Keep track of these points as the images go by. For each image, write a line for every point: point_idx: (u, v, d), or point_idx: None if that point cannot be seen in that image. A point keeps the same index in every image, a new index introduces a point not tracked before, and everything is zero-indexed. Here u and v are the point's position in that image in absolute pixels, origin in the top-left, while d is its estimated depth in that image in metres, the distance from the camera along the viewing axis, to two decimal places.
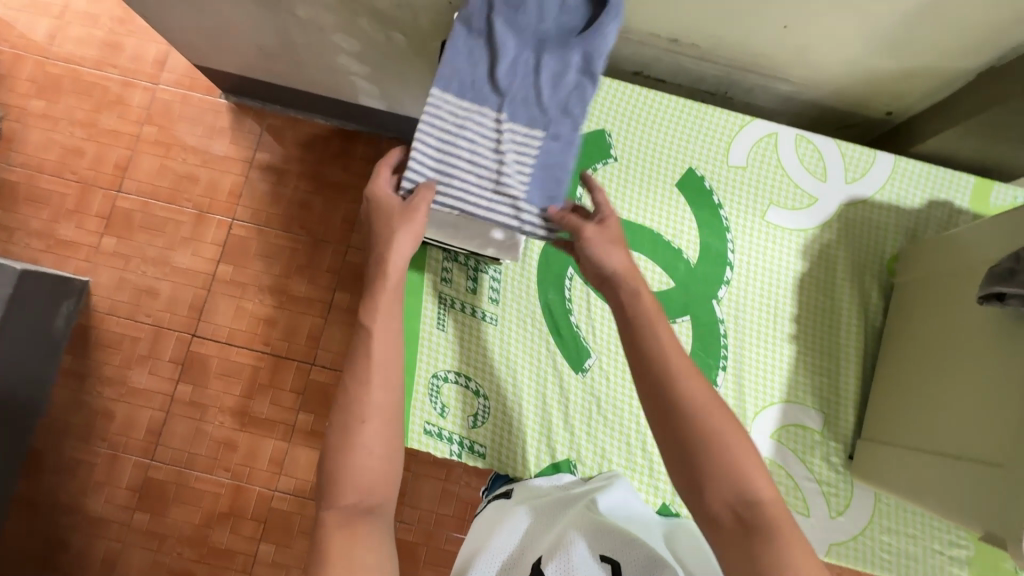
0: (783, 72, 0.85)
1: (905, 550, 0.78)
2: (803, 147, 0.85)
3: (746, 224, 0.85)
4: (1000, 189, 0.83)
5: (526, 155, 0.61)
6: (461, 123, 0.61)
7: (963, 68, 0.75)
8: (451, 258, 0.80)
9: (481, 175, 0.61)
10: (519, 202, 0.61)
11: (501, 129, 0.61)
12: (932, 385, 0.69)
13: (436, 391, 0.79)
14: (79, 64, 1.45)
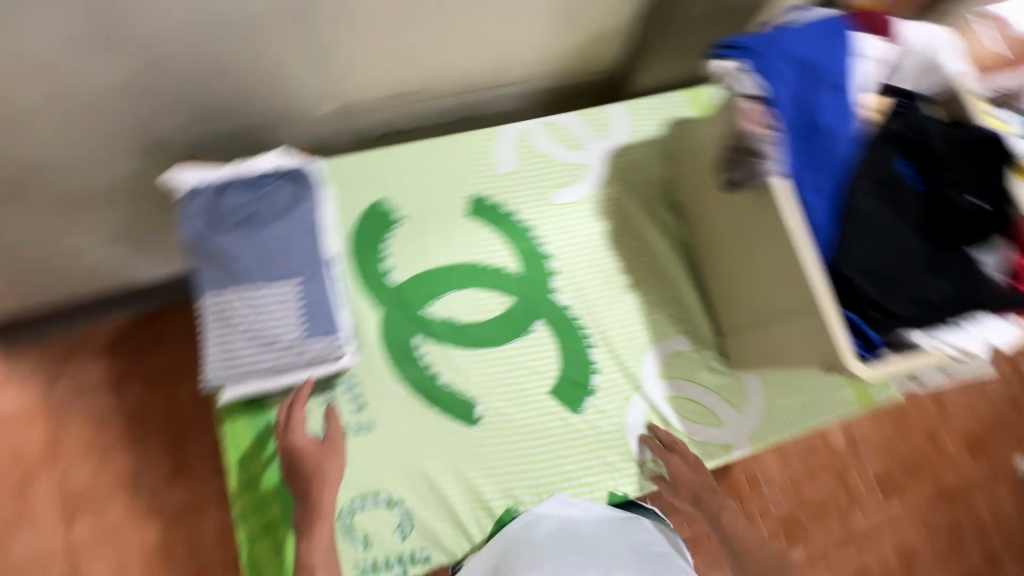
0: (501, 79, 0.92)
1: (803, 403, 0.87)
2: (552, 130, 0.93)
3: (543, 215, 0.90)
4: (707, 91, 0.98)
5: (294, 305, 0.68)
6: (236, 307, 0.67)
7: (626, 18, 0.88)
8: (297, 395, 0.75)
9: (264, 340, 0.67)
10: (304, 345, 0.68)
11: (265, 295, 0.68)
12: (741, 268, 0.79)
13: (351, 527, 0.74)
14: None
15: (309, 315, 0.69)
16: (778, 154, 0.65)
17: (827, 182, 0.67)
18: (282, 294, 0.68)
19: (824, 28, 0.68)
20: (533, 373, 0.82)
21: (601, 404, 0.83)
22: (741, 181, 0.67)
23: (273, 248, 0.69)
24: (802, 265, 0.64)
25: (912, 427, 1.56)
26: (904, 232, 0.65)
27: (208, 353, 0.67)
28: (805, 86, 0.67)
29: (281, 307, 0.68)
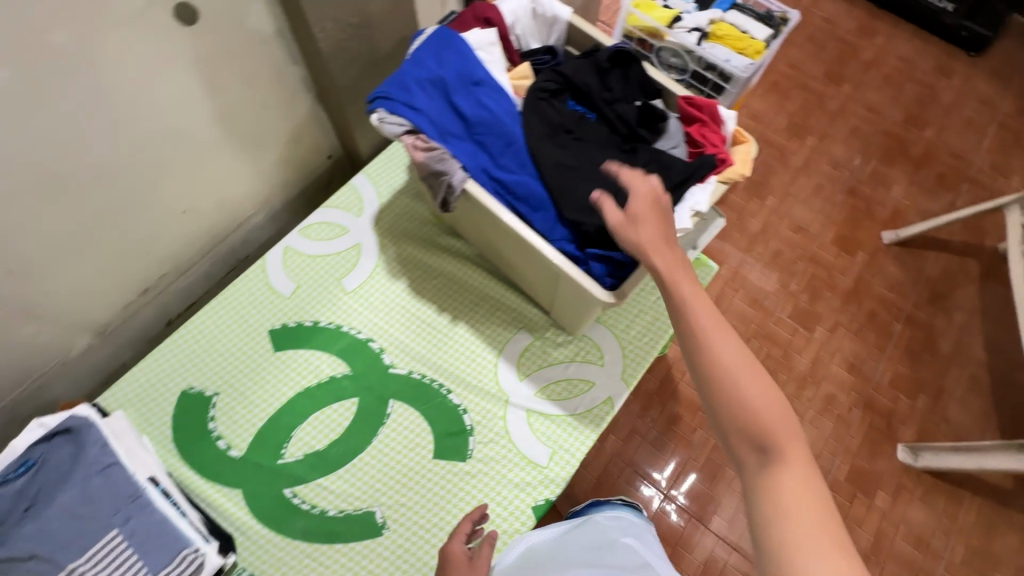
0: (234, 214, 0.94)
1: (648, 323, 0.92)
2: (311, 233, 0.97)
3: (342, 307, 0.92)
4: None
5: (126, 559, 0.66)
6: None
7: (306, 109, 0.92)
8: None
9: None
10: None
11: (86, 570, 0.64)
12: (514, 255, 0.84)
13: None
14: None
15: (145, 552, 0.66)
16: (458, 163, 0.68)
17: (519, 157, 0.72)
18: (106, 556, 0.65)
19: (437, 37, 0.73)
20: (408, 450, 0.83)
21: (482, 436, 0.84)
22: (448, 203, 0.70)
23: (73, 516, 0.66)
24: (524, 236, 0.70)
25: (792, 263, 1.75)
26: (598, 159, 0.72)
27: None
28: (450, 93, 0.71)
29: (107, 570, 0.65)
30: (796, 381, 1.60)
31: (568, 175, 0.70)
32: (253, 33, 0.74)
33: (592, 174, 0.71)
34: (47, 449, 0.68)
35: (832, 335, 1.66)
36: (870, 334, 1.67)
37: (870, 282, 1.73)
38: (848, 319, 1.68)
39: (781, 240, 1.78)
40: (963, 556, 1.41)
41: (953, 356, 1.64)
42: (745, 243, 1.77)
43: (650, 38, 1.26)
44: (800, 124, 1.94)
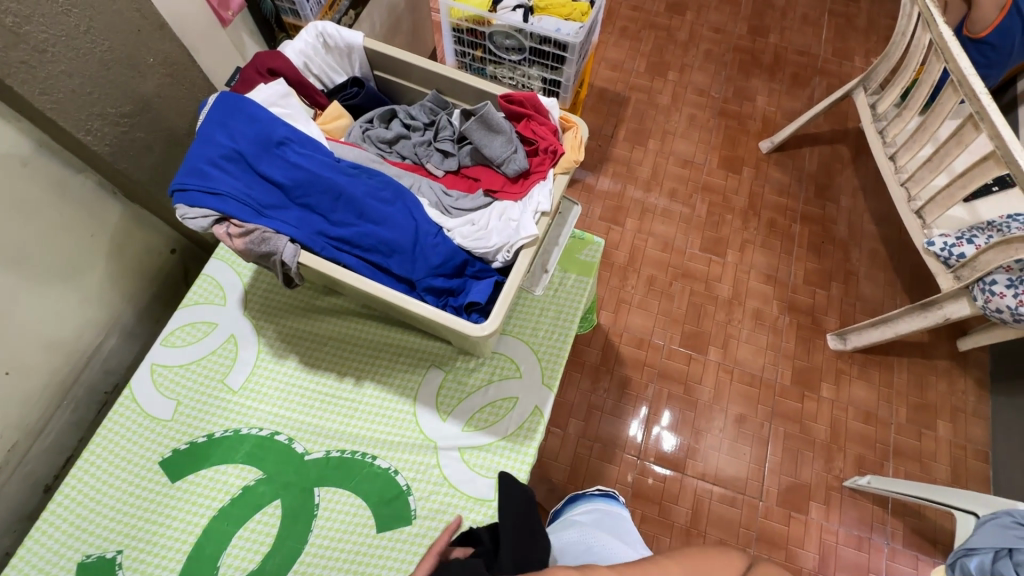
0: (78, 348, 0.84)
1: (552, 320, 0.90)
2: (175, 340, 0.88)
3: (235, 409, 0.84)
4: None
5: None
6: None
7: (117, 211, 0.83)
8: None
9: None
10: None
11: None
12: None
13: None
14: None
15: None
16: (285, 237, 0.62)
17: (352, 208, 0.66)
18: None
19: (218, 105, 0.65)
20: (349, 533, 0.77)
21: (422, 492, 0.80)
22: (289, 278, 0.65)
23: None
24: (382, 295, 0.64)
25: (689, 197, 1.72)
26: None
27: None
28: (253, 163, 0.64)
29: None
30: (723, 307, 1.57)
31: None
32: (9, 158, 0.65)
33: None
34: None
35: (743, 253, 1.64)
36: (776, 242, 1.66)
37: (762, 194, 1.73)
38: (753, 235, 1.67)
39: (673, 179, 1.74)
40: (908, 418, 1.44)
41: (853, 237, 1.67)
42: (640, 187, 1.73)
43: (479, 26, 1.22)
44: (658, 62, 1.92)
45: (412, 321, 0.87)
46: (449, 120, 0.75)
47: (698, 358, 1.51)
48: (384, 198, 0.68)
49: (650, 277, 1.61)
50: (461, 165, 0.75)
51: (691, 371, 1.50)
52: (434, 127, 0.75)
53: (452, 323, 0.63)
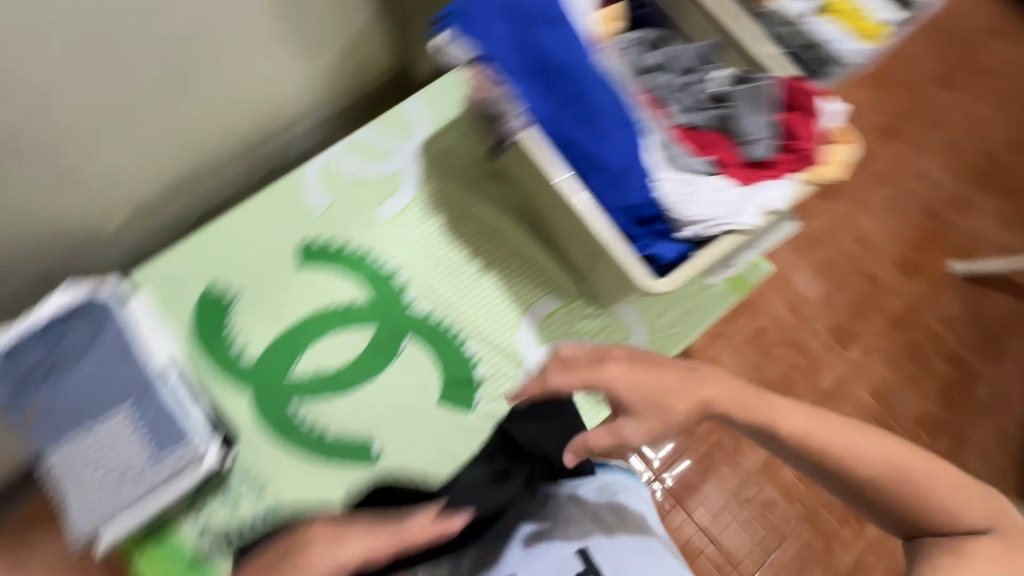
0: (279, 119, 0.92)
1: (688, 313, 0.89)
2: (353, 150, 0.92)
3: (373, 234, 0.90)
4: None
5: (149, 432, 0.75)
6: (96, 449, 0.74)
7: (364, 15, 0.86)
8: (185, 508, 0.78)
9: (132, 468, 0.74)
10: (174, 467, 0.74)
11: (131, 427, 0.74)
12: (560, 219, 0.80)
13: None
14: None
15: (155, 434, 0.75)
16: (522, 107, 0.65)
17: (585, 111, 0.65)
18: (118, 423, 0.74)
19: None
20: (414, 391, 0.83)
21: (492, 392, 0.83)
22: (503, 150, 0.69)
23: (87, 382, 0.75)
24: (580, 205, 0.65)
25: (844, 275, 1.56)
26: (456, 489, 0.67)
27: (81, 506, 0.73)
28: (530, 25, 0.65)
29: (127, 432, 0.74)
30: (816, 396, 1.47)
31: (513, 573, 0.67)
32: None
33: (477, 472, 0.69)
34: (101, 313, 0.76)
35: (867, 358, 1.51)
36: (907, 366, 1.50)
37: (924, 312, 1.54)
38: (888, 346, 1.52)
39: (839, 249, 1.58)
40: None
41: (992, 405, 1.48)
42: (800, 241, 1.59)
43: None
44: (895, 122, 1.70)
45: (560, 244, 0.87)
46: (717, 74, 0.71)
47: None
48: (623, 115, 0.66)
49: (761, 329, 1.51)
50: (700, 122, 0.71)
51: None
52: (694, 73, 0.72)
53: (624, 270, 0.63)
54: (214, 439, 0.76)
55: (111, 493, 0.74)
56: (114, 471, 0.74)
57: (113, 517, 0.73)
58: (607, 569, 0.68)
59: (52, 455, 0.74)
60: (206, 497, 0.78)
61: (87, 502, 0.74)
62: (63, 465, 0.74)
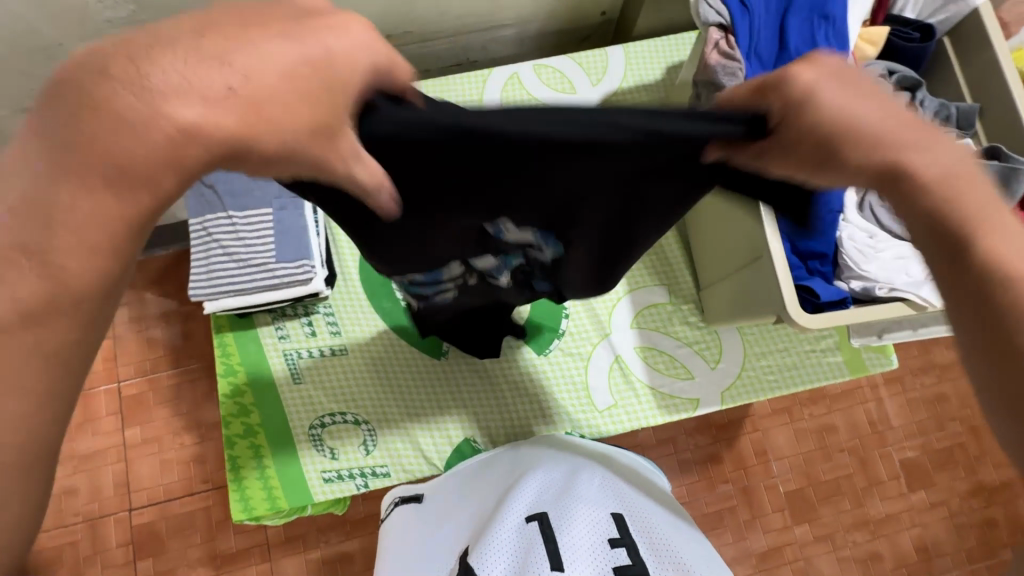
0: (496, 23, 0.96)
1: (784, 364, 0.99)
2: (542, 71, 1.00)
3: None
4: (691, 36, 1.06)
5: (267, 232, 0.86)
6: (223, 225, 0.85)
7: None
8: (277, 316, 0.94)
9: (242, 254, 0.85)
10: (273, 265, 0.84)
11: (258, 220, 0.86)
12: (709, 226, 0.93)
13: (318, 439, 0.91)
14: None
15: (281, 238, 0.85)
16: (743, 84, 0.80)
17: None
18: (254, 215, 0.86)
19: None
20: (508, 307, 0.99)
21: (576, 341, 0.99)
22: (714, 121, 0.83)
23: None
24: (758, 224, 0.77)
25: (930, 417, 1.50)
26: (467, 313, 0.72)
27: (192, 270, 0.84)
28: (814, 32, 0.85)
29: (253, 222, 0.85)
30: (849, 515, 1.43)
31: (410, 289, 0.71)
32: None
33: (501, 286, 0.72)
34: None
35: (922, 508, 1.45)
36: (953, 535, 1.44)
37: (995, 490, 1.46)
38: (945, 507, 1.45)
39: (937, 389, 1.51)
40: None
41: None
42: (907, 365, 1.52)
43: None
44: None
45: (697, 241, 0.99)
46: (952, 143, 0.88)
47: (785, 516, 1.42)
48: None
49: (826, 425, 1.48)
50: None
51: (769, 514, 1.42)
52: None
53: (781, 293, 0.74)
54: (310, 261, 0.85)
55: (217, 265, 0.84)
56: (225, 248, 0.85)
57: (209, 284, 0.84)
58: (636, 534, 0.67)
59: (190, 217, 0.86)
60: (291, 312, 0.94)
61: (195, 264, 0.85)
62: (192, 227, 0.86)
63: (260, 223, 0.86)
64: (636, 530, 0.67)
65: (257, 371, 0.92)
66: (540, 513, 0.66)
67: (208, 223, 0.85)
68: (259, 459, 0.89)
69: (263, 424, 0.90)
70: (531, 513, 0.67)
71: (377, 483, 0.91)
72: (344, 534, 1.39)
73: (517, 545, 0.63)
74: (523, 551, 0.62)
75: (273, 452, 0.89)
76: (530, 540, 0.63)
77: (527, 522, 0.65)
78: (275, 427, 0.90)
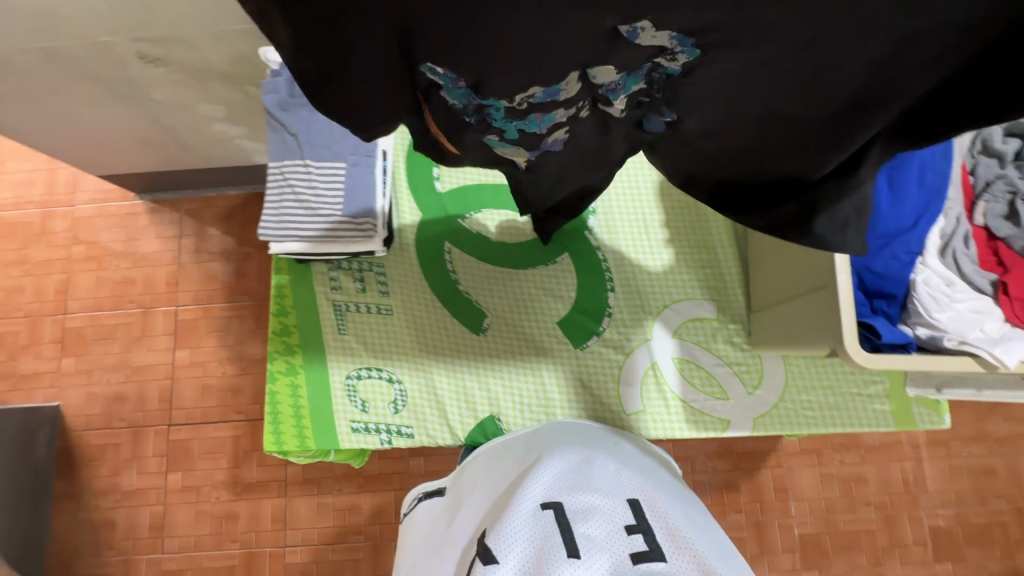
0: None
1: (826, 403, 0.95)
2: None
3: None
4: None
5: (337, 186, 0.89)
6: (297, 173, 0.89)
7: None
8: (333, 266, 0.98)
9: (311, 204, 0.89)
10: (338, 219, 0.88)
11: (329, 173, 0.89)
12: (772, 244, 0.91)
13: (352, 390, 0.95)
14: (26, 207, 1.63)
15: (353, 196, 0.89)
16: None
17: None
18: (325, 167, 0.89)
19: None
20: (550, 293, 1.01)
21: (613, 339, 0.99)
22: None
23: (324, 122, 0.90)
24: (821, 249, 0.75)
25: (971, 487, 1.41)
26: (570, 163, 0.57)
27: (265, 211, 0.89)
28: None
29: (325, 174, 0.89)
30: (863, 572, 1.37)
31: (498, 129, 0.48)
32: None
33: (617, 127, 0.50)
34: None
35: None
36: None
37: None
38: None
39: (985, 458, 1.42)
40: None
41: None
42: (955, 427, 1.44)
43: None
44: None
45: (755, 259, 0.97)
46: None
47: (795, 558, 1.38)
48: (924, 180, 0.77)
49: (857, 475, 1.42)
50: (1003, 237, 0.78)
51: (779, 553, 1.38)
52: None
53: (839, 325, 0.72)
54: (373, 220, 0.89)
55: (287, 210, 0.89)
56: (296, 195, 0.89)
57: (277, 227, 0.88)
58: (654, 517, 0.67)
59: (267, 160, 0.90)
60: (347, 266, 0.98)
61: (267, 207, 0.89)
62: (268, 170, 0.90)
63: (331, 176, 0.89)
64: (653, 513, 0.67)
65: (306, 317, 0.96)
66: (556, 504, 0.68)
67: (283, 168, 0.89)
68: (296, 399, 0.94)
69: (303, 366, 0.95)
70: (547, 500, 0.68)
71: (400, 442, 0.95)
72: (356, 486, 1.45)
73: (530, 530, 0.64)
74: (538, 539, 0.63)
75: (310, 395, 0.94)
76: (546, 530, 0.64)
77: (541, 509, 0.67)
78: (315, 371, 0.95)
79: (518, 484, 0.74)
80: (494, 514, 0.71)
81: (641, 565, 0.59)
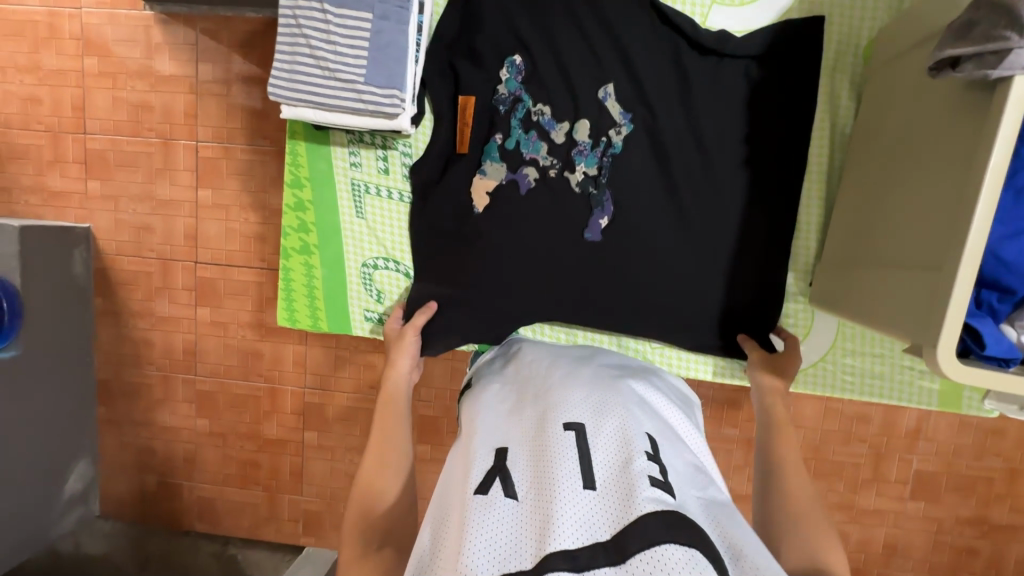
0: None
1: (870, 369, 0.96)
2: None
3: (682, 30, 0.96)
4: None
5: (360, 46, 0.79)
6: (315, 24, 0.79)
7: None
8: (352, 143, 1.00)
9: (328, 65, 0.80)
10: (357, 87, 0.80)
11: (353, 30, 0.79)
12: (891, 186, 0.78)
13: (368, 278, 1.04)
14: (29, 3, 1.46)
15: (377, 59, 0.79)
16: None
17: None
18: (349, 20, 0.79)
19: None
20: None
21: None
22: (982, 74, 0.59)
23: None
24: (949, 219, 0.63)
25: (971, 446, 1.41)
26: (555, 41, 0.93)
27: (279, 65, 0.81)
28: None
29: (350, 28, 0.79)
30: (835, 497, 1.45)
31: (510, 138, 0.96)
32: None
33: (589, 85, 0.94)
34: None
35: (911, 517, 1.45)
36: (926, 548, 1.46)
37: (992, 529, 1.44)
38: (934, 526, 1.45)
39: (997, 422, 1.40)
40: None
41: None
42: None
43: None
44: None
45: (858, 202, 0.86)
46: None
47: None
48: None
49: (860, 415, 1.42)
50: None
51: None
52: None
53: (939, 319, 0.61)
54: (399, 95, 0.80)
55: (303, 68, 0.81)
56: (313, 53, 0.80)
57: (287, 86, 0.81)
58: (668, 460, 0.64)
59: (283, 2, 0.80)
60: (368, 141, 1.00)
61: (281, 60, 0.81)
62: (284, 15, 0.80)
63: (355, 33, 0.79)
64: (668, 453, 0.65)
65: (323, 207, 1.03)
66: (580, 427, 0.64)
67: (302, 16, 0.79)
68: (311, 278, 1.06)
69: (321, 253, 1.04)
70: (571, 422, 0.65)
71: None
72: (371, 347, 1.50)
73: (552, 448, 0.61)
74: (553, 457, 0.60)
75: (324, 276, 1.04)
76: (564, 444, 0.61)
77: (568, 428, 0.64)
78: (332, 254, 1.04)
79: (542, 403, 0.70)
80: (511, 428, 0.68)
81: (655, 489, 0.56)
